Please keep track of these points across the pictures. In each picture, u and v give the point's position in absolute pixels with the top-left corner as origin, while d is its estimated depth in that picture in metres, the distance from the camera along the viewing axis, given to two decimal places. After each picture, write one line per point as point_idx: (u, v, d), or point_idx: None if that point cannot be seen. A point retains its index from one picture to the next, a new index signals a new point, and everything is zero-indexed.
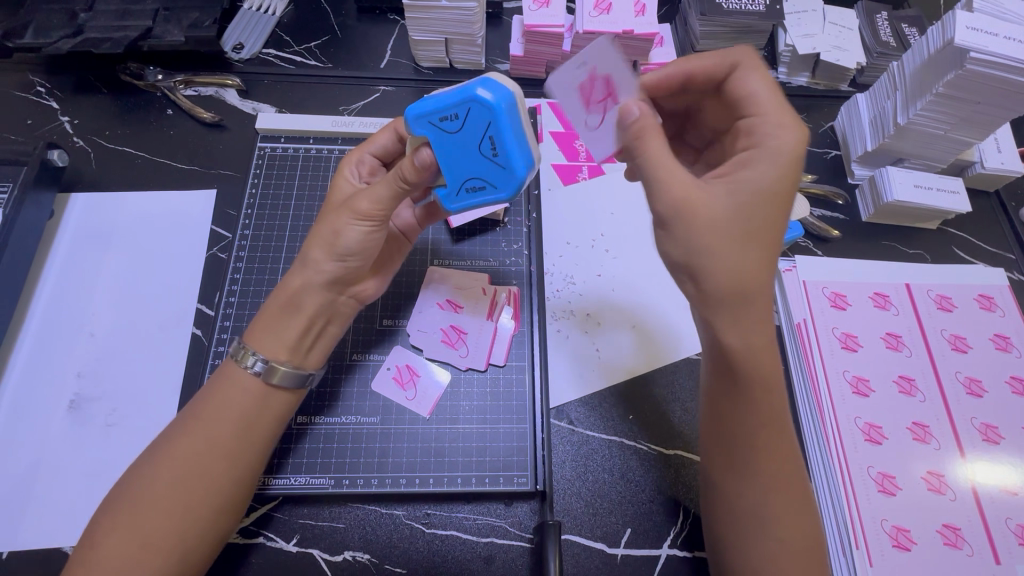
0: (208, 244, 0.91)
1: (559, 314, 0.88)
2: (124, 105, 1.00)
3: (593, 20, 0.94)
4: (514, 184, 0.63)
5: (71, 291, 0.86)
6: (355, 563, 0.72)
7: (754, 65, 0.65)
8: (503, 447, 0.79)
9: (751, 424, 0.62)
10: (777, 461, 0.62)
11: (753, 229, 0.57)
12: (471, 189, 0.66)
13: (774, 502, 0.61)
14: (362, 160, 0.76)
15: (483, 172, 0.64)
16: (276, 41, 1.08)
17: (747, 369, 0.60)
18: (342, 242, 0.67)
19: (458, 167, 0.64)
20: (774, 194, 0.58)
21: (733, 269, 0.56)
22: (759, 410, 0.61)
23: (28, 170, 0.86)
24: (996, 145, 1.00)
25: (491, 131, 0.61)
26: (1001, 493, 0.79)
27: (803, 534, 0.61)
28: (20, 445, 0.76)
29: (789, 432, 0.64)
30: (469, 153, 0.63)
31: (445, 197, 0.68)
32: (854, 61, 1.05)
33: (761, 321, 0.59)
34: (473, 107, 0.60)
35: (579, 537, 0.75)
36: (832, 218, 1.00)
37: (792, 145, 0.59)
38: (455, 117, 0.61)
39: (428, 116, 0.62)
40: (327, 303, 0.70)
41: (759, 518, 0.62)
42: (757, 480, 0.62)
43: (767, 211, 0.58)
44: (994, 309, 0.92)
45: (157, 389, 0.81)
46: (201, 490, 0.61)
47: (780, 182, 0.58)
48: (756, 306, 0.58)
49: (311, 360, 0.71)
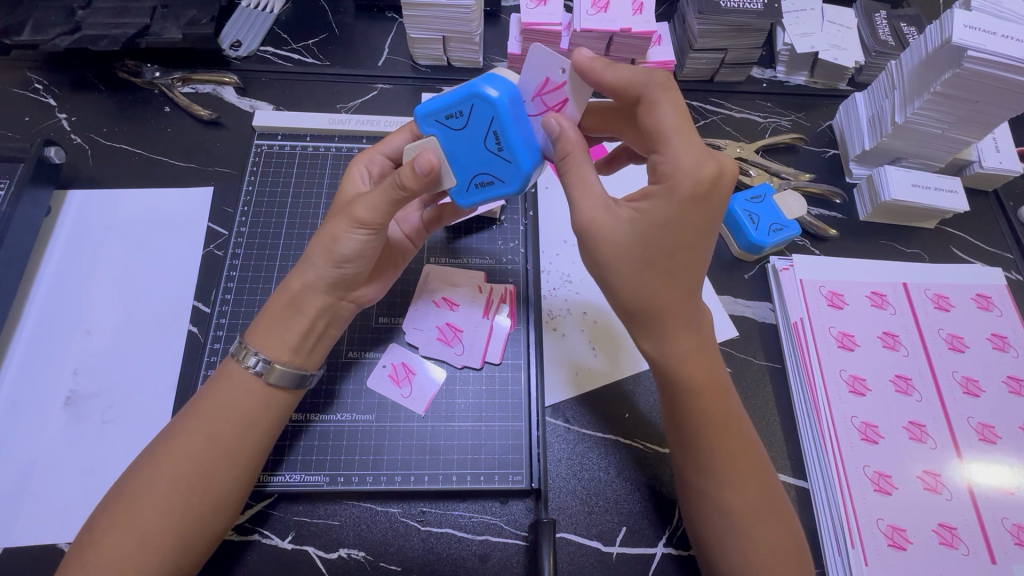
0: (205, 242, 0.91)
1: (553, 314, 0.88)
2: (122, 102, 1.00)
3: (591, 19, 0.94)
4: (520, 179, 0.64)
5: (67, 288, 0.86)
6: (349, 561, 0.72)
7: (659, 92, 0.60)
8: (498, 445, 0.78)
9: (698, 423, 0.64)
10: (728, 459, 0.64)
11: (651, 258, 0.60)
12: (479, 185, 0.67)
13: (731, 505, 0.63)
14: (373, 160, 0.76)
15: (489, 167, 0.65)
16: (274, 39, 1.08)
17: (682, 373, 0.64)
18: (339, 247, 0.67)
19: (467, 162, 0.66)
20: (670, 231, 0.58)
21: (640, 289, 0.61)
22: (700, 409, 0.64)
23: (26, 167, 0.86)
24: (994, 144, 1.00)
25: (494, 127, 0.62)
26: (997, 492, 0.79)
27: (766, 540, 0.62)
28: (16, 441, 0.76)
29: (741, 430, 0.66)
30: (475, 149, 0.64)
31: (456, 194, 0.69)
32: (852, 60, 1.05)
33: (686, 329, 0.64)
34: (476, 104, 0.61)
35: (574, 536, 0.75)
36: (829, 217, 1.00)
37: (690, 186, 0.57)
38: (460, 115, 0.62)
39: (434, 115, 0.64)
40: (328, 306, 0.70)
41: (717, 514, 0.63)
42: (712, 477, 0.64)
43: (668, 242, 0.59)
44: (991, 309, 0.92)
45: (153, 385, 0.81)
46: (200, 489, 0.61)
47: (677, 222, 0.58)
48: (676, 317, 0.63)
49: (312, 361, 0.71)
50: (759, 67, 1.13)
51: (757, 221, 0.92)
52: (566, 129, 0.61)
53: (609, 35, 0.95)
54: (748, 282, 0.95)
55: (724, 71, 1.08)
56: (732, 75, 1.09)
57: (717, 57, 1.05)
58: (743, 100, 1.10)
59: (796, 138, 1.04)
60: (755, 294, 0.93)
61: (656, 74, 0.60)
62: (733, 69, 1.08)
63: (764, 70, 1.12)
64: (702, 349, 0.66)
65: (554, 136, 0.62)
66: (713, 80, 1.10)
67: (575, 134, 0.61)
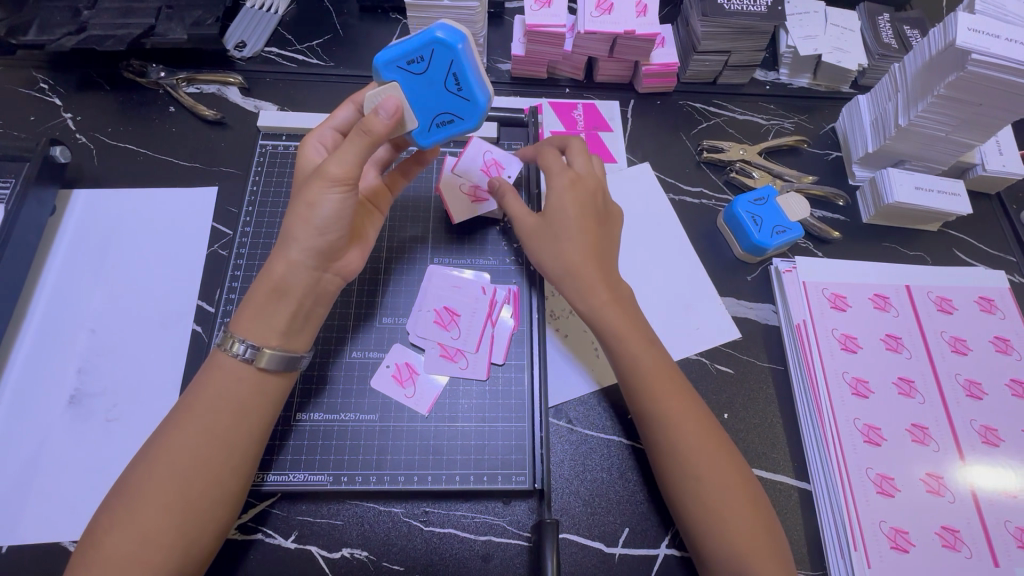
0: (209, 242, 0.91)
1: (556, 313, 0.89)
2: (127, 102, 1.01)
3: (594, 21, 0.94)
4: (479, 114, 0.70)
5: (72, 287, 0.86)
6: (352, 561, 0.72)
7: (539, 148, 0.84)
8: (501, 445, 0.78)
9: (630, 372, 0.72)
10: (671, 402, 0.69)
11: (565, 232, 0.77)
12: (441, 123, 0.72)
13: (669, 431, 0.68)
14: (325, 133, 0.77)
15: (450, 107, 0.70)
16: (278, 40, 1.08)
17: (612, 332, 0.74)
18: (316, 214, 0.67)
19: (428, 106, 0.70)
20: (570, 211, 0.77)
21: (563, 262, 0.76)
22: (629, 360, 0.72)
23: (31, 166, 0.86)
24: (997, 147, 1.00)
25: (454, 68, 0.67)
26: (1001, 496, 0.79)
27: (710, 470, 0.66)
28: (21, 439, 0.76)
29: (673, 374, 0.72)
30: (435, 89, 0.68)
31: (417, 136, 0.73)
32: (855, 62, 1.05)
33: (603, 287, 0.76)
34: (436, 48, 0.65)
35: (576, 536, 0.75)
36: (833, 220, 1.00)
37: (567, 181, 0.78)
38: (421, 59, 0.66)
39: (396, 61, 0.66)
40: (313, 283, 0.70)
41: (673, 457, 0.67)
42: (658, 422, 0.69)
43: (561, 228, 0.77)
44: (994, 311, 0.92)
45: (157, 384, 0.81)
46: (202, 482, 0.61)
47: (574, 206, 0.77)
48: (591, 276, 0.76)
49: (299, 343, 0.70)
50: (762, 69, 1.13)
51: (761, 222, 0.92)
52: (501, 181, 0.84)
53: (613, 36, 0.95)
54: (751, 284, 0.95)
55: (727, 74, 1.08)
56: (736, 78, 1.09)
57: (720, 59, 1.05)
58: (746, 103, 1.10)
59: (798, 141, 1.04)
60: (758, 296, 0.93)
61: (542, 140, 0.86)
62: (737, 72, 1.08)
63: (767, 72, 1.13)
64: (622, 309, 0.76)
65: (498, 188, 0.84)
66: (716, 82, 1.10)
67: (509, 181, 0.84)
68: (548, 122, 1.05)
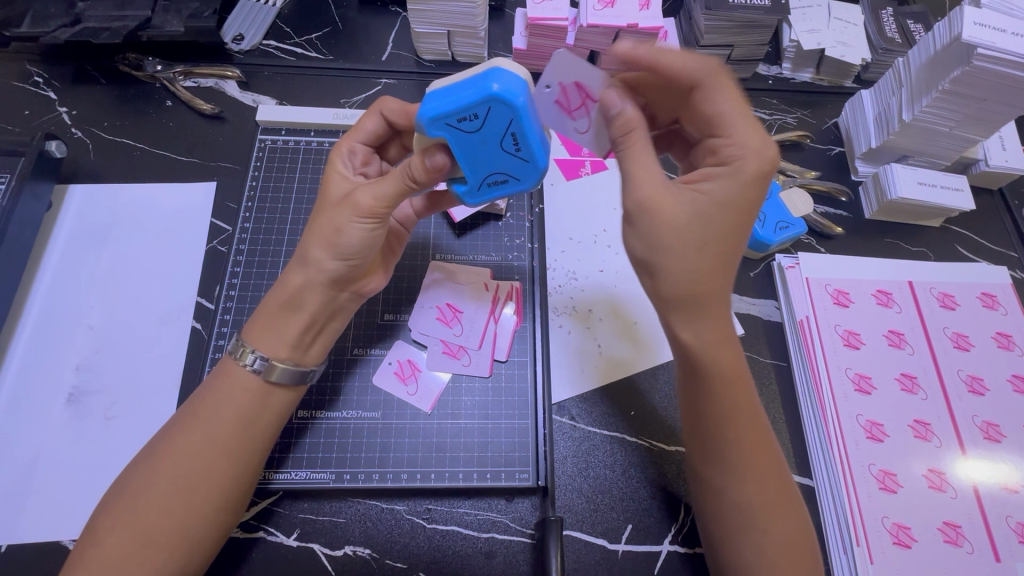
0: (208, 237, 0.90)
1: (560, 310, 0.88)
2: (123, 96, 0.99)
3: (598, 14, 0.93)
4: (538, 174, 0.63)
5: (68, 285, 0.85)
6: (355, 558, 0.72)
7: (716, 82, 0.63)
8: (504, 442, 0.78)
9: (721, 420, 0.64)
10: (752, 453, 0.64)
11: (709, 239, 0.59)
12: (493, 183, 0.65)
13: (751, 496, 0.63)
14: (354, 149, 0.73)
15: (506, 167, 0.63)
16: (276, 33, 1.07)
17: (718, 372, 0.64)
18: (343, 240, 0.65)
19: (480, 163, 0.63)
20: (732, 210, 0.60)
21: (688, 275, 0.60)
22: (729, 407, 0.64)
23: (26, 162, 0.84)
24: (1000, 143, 1.00)
25: (512, 127, 0.59)
26: (1001, 491, 0.79)
27: (782, 530, 0.63)
28: (19, 438, 0.75)
29: (758, 415, 0.66)
30: (489, 149, 0.61)
31: (464, 193, 0.67)
32: (859, 57, 1.04)
33: (722, 319, 0.63)
34: (493, 105, 0.57)
35: (580, 533, 0.74)
36: (835, 216, 1.00)
37: (755, 167, 0.60)
38: (474, 117, 0.58)
39: (445, 118, 0.58)
40: (327, 300, 0.68)
41: (740, 513, 0.63)
42: (733, 472, 0.64)
43: (709, 229, 0.59)
44: (996, 308, 0.92)
45: (157, 381, 0.80)
46: (203, 488, 0.60)
47: (739, 201, 0.60)
48: (715, 304, 0.62)
49: (311, 356, 0.70)
50: (766, 63, 1.12)
51: (765, 218, 0.91)
52: (627, 108, 0.63)
53: (615, 30, 0.95)
54: (754, 280, 0.94)
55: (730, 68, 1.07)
56: (739, 72, 1.08)
57: (723, 53, 1.04)
58: (749, 97, 1.09)
59: (801, 136, 1.04)
60: (761, 292, 0.93)
61: (711, 63, 0.63)
62: (739, 66, 1.07)
63: (770, 66, 1.12)
64: (730, 338, 0.64)
65: (613, 114, 0.63)
66: None
67: (636, 112, 0.63)
68: None
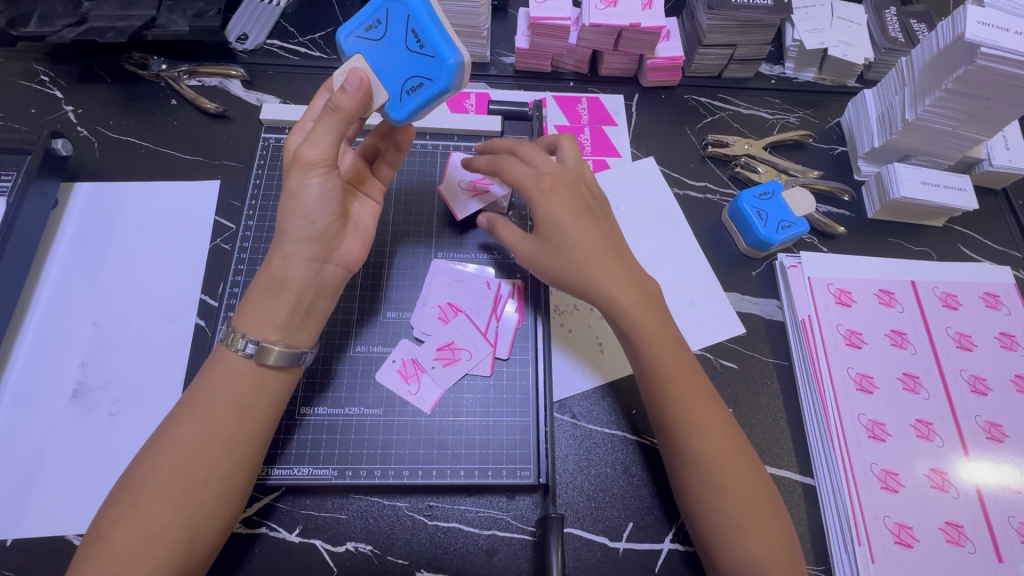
0: (212, 235, 0.91)
1: (560, 308, 0.89)
2: (128, 95, 1.00)
3: (600, 13, 0.94)
4: (449, 66, 0.64)
5: (73, 282, 0.86)
6: (357, 555, 0.73)
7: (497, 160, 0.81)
8: (506, 439, 0.78)
9: (683, 423, 0.67)
10: (713, 454, 0.66)
11: (559, 243, 0.73)
12: (411, 89, 0.66)
13: (720, 498, 0.64)
14: (305, 126, 0.75)
15: (418, 68, 0.65)
16: (280, 33, 1.08)
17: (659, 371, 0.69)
18: (301, 202, 0.66)
19: (395, 69, 0.66)
20: (554, 216, 0.74)
21: (573, 279, 0.73)
22: (684, 407, 0.67)
23: (32, 160, 0.85)
24: (1004, 143, 1.00)
25: (412, 25, 0.65)
26: (1003, 491, 0.79)
27: (759, 533, 0.63)
28: (24, 433, 0.76)
29: (713, 407, 0.69)
30: (399, 51, 0.66)
31: (390, 109, 0.68)
32: (862, 56, 1.04)
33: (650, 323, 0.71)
34: (390, 7, 0.66)
35: (580, 531, 0.75)
36: (838, 215, 1.00)
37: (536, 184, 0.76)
38: (379, 23, 0.67)
39: (355, 29, 0.67)
40: (311, 276, 0.68)
41: (714, 517, 0.64)
42: (696, 472, 0.66)
43: (555, 239, 0.74)
44: (1000, 307, 0.92)
45: (161, 377, 0.81)
46: (203, 478, 0.61)
47: (551, 208, 0.74)
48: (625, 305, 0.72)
49: (302, 338, 0.69)
50: (768, 63, 1.12)
51: (767, 218, 0.91)
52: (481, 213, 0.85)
53: (617, 29, 0.95)
54: (757, 279, 0.94)
55: (733, 67, 1.07)
56: (742, 71, 1.08)
57: (726, 53, 1.04)
58: (752, 97, 1.09)
59: (804, 135, 1.04)
60: (764, 291, 0.93)
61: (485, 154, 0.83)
62: (742, 65, 1.07)
63: (773, 66, 1.12)
64: (660, 331, 0.71)
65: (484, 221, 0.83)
66: (721, 76, 1.09)
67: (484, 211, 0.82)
68: (551, 115, 1.04)
